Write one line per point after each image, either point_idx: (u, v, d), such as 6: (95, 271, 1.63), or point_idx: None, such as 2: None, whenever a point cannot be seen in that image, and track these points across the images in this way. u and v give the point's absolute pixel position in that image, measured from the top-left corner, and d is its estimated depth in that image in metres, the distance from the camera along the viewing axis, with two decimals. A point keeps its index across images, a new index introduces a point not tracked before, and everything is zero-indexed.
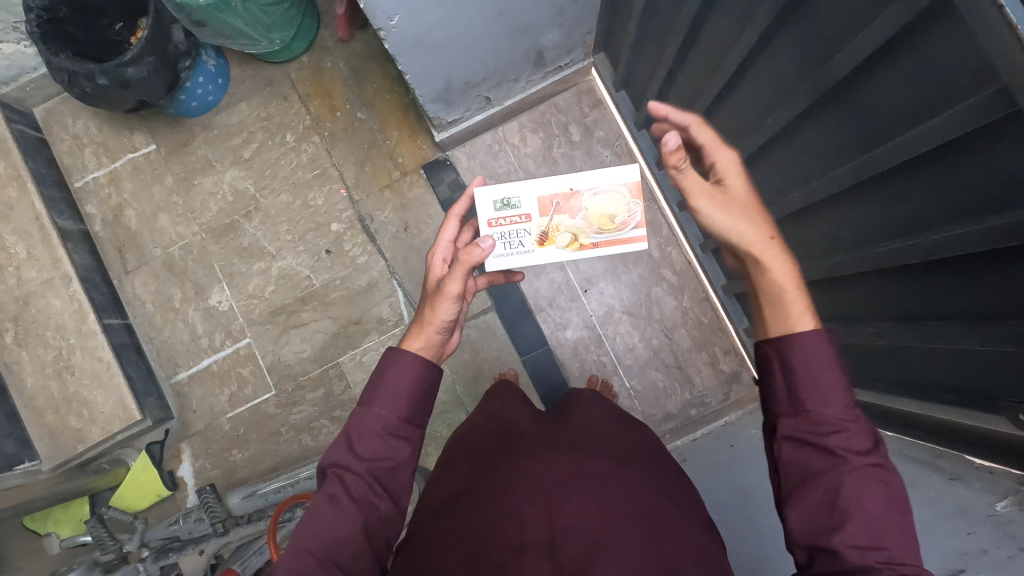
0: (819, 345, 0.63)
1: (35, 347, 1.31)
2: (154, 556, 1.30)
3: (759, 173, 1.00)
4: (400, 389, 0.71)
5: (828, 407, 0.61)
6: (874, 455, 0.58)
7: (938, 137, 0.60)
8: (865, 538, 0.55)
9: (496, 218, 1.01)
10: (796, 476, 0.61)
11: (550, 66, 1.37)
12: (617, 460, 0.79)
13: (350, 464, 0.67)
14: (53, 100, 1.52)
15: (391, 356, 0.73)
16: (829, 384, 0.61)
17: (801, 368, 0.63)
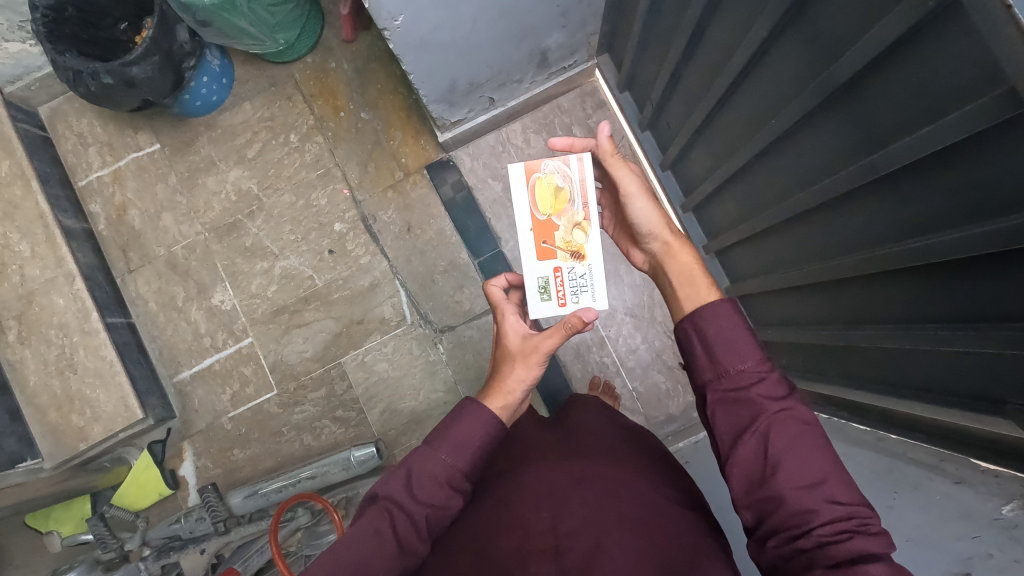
0: (727, 309, 0.70)
1: (38, 345, 1.31)
2: (155, 555, 1.29)
3: (762, 175, 1.01)
4: (468, 439, 0.72)
5: (744, 364, 0.67)
6: (790, 401, 0.64)
7: (945, 138, 0.60)
8: (800, 481, 0.59)
9: (559, 299, 0.94)
10: (729, 436, 0.65)
11: (554, 67, 1.37)
12: (618, 461, 0.78)
13: (405, 500, 0.68)
14: (58, 99, 1.52)
15: (466, 404, 0.74)
16: (741, 341, 0.68)
17: (713, 331, 0.69)
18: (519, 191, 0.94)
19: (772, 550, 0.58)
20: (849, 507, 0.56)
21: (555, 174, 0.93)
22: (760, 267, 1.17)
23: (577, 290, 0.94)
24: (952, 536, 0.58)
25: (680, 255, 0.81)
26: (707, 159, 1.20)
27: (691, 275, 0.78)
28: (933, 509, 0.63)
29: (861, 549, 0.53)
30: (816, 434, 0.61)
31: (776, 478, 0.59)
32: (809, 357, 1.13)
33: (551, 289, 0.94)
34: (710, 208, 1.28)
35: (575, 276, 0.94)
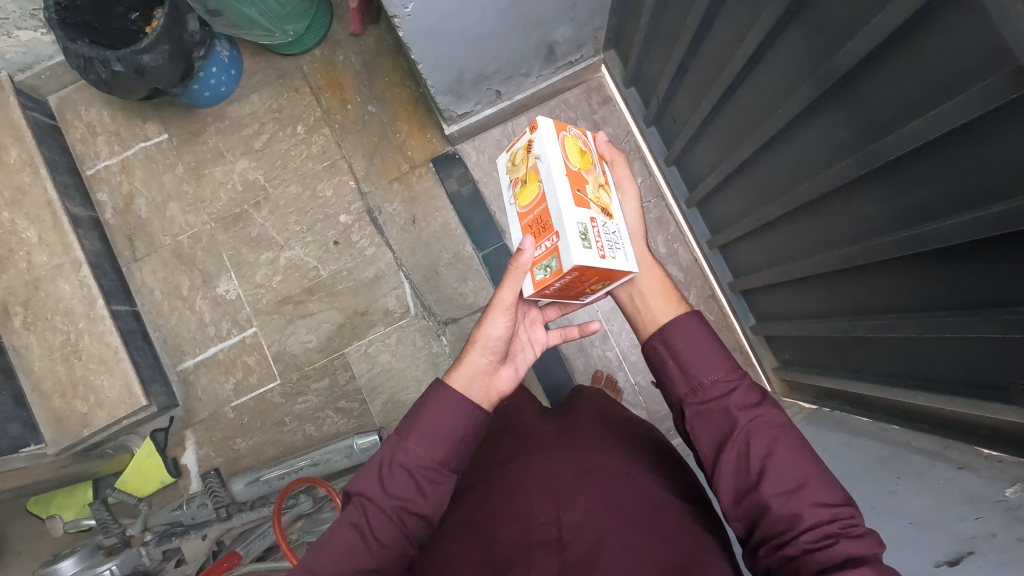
0: (692, 323, 0.71)
1: (43, 331, 1.32)
2: (157, 540, 1.29)
3: (764, 170, 1.02)
4: (440, 427, 0.68)
5: (716, 375, 0.67)
6: (763, 406, 0.64)
7: (950, 121, 0.61)
8: (783, 486, 0.59)
9: (598, 249, 0.72)
10: (711, 448, 0.65)
11: (561, 61, 1.38)
12: (614, 453, 0.78)
13: (377, 495, 0.65)
14: (68, 89, 1.53)
15: (435, 389, 0.70)
16: (709, 352, 0.68)
17: (682, 346, 0.70)
18: (548, 138, 0.75)
19: (763, 560, 0.58)
20: (834, 508, 0.56)
21: (575, 136, 0.80)
22: (762, 263, 1.18)
23: (611, 250, 0.74)
24: (954, 517, 0.58)
25: (652, 267, 0.80)
26: (711, 154, 1.20)
27: (663, 293, 0.77)
28: (936, 493, 0.63)
29: (848, 553, 0.52)
30: (793, 435, 0.62)
31: (762, 486, 0.59)
32: (811, 351, 1.15)
33: (591, 239, 0.71)
34: (714, 203, 1.29)
35: (607, 234, 0.75)
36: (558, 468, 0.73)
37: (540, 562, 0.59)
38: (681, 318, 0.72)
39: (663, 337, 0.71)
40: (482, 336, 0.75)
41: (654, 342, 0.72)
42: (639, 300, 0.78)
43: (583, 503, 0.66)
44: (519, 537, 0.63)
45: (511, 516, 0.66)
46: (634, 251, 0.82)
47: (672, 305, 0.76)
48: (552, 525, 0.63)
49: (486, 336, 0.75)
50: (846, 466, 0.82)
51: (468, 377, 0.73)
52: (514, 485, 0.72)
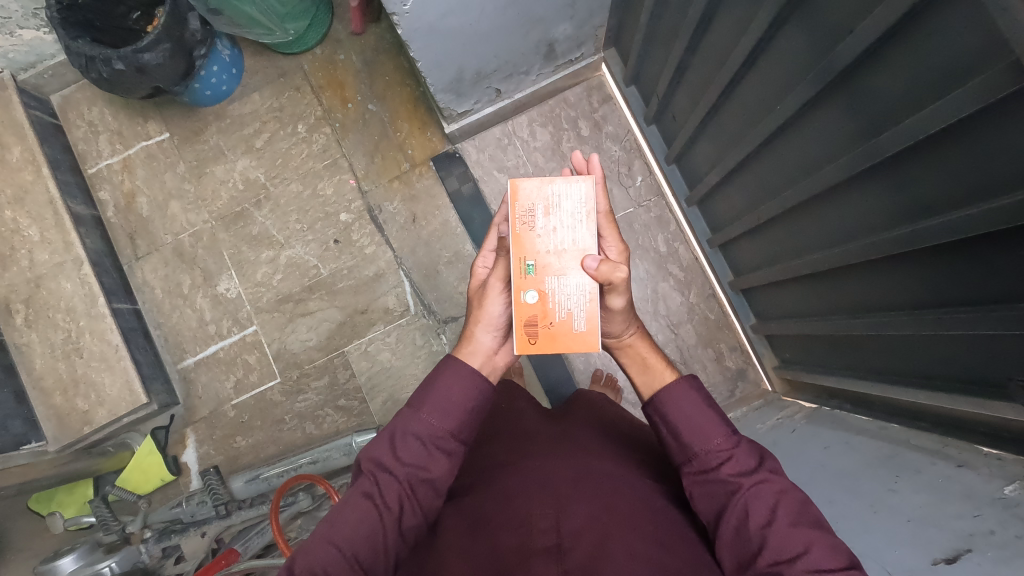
0: (686, 389, 0.71)
1: (45, 329, 1.32)
2: (157, 537, 1.29)
3: (762, 168, 1.02)
4: (455, 402, 0.69)
5: (710, 443, 0.67)
6: (762, 471, 0.64)
7: (950, 113, 0.61)
8: (783, 553, 0.58)
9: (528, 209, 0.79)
10: (711, 514, 0.65)
11: (561, 59, 1.38)
12: (612, 457, 0.76)
13: (390, 463, 0.66)
14: (70, 88, 1.54)
15: (449, 363, 0.71)
16: (703, 422, 0.69)
17: (677, 418, 0.70)
18: None
19: None
20: (835, 573, 0.55)
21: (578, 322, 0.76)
22: (762, 261, 1.18)
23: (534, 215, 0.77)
24: (953, 515, 0.58)
25: (638, 347, 0.78)
26: (711, 151, 1.20)
27: (654, 363, 0.76)
28: (935, 492, 0.63)
29: None
30: (794, 500, 0.61)
31: (761, 554, 0.59)
32: (811, 350, 1.14)
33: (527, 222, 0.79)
34: (714, 202, 1.28)
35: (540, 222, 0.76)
36: (558, 470, 0.71)
37: (540, 570, 0.56)
38: (673, 385, 0.72)
39: (653, 411, 0.72)
40: (484, 313, 0.76)
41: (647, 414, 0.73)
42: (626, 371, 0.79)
43: (584, 505, 0.64)
44: (517, 544, 0.60)
45: (504, 525, 0.64)
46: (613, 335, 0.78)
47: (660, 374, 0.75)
48: (553, 530, 0.60)
49: (488, 312, 0.76)
50: (844, 463, 0.81)
51: (482, 355, 0.74)
52: (510, 488, 0.70)
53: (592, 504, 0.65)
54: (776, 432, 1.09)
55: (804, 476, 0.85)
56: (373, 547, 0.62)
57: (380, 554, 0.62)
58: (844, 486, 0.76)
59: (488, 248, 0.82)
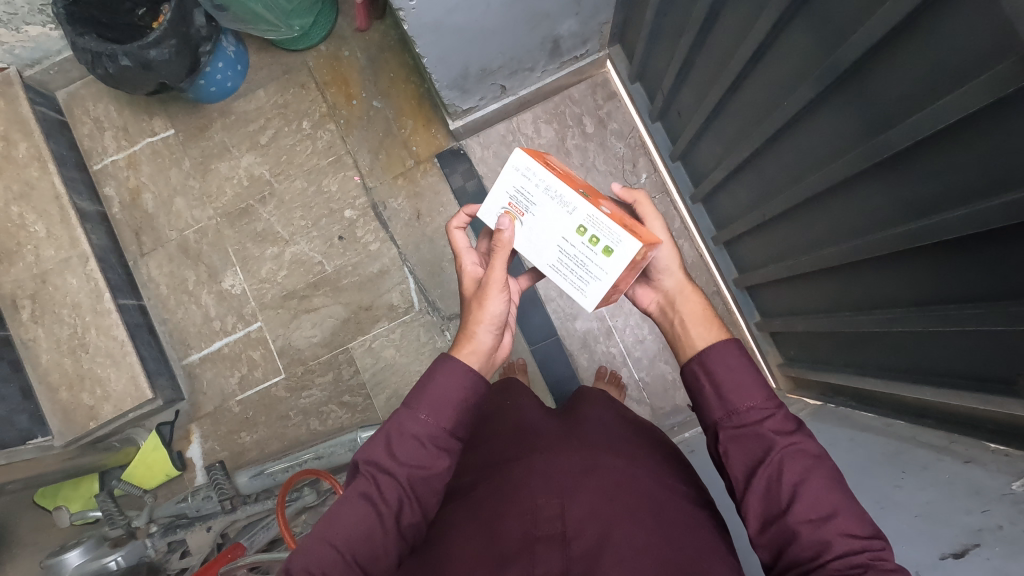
0: (734, 350, 0.69)
1: (51, 324, 1.33)
2: (163, 532, 1.29)
3: (769, 164, 1.02)
4: (448, 397, 0.67)
5: (752, 402, 0.66)
6: (799, 435, 0.63)
7: (959, 109, 0.60)
8: (814, 514, 0.58)
9: None
10: (744, 471, 0.64)
11: (566, 56, 1.37)
12: (617, 449, 0.75)
13: (388, 465, 0.65)
14: (75, 84, 1.54)
15: (443, 360, 0.69)
16: (748, 379, 0.67)
17: (720, 370, 0.68)
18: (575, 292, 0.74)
19: None
20: (862, 540, 0.55)
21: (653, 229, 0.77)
22: (768, 257, 1.17)
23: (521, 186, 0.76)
24: (961, 511, 0.57)
25: (692, 298, 0.77)
26: (716, 148, 1.20)
27: (704, 319, 0.75)
28: (942, 488, 0.63)
29: None
30: (828, 468, 0.61)
31: (790, 511, 0.59)
32: (817, 346, 1.14)
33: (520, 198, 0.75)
34: (719, 198, 1.28)
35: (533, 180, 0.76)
36: (563, 458, 0.71)
37: (545, 559, 0.57)
38: (721, 342, 0.70)
39: (700, 357, 0.70)
40: (482, 315, 0.73)
41: (690, 362, 0.71)
42: (669, 319, 0.79)
43: (588, 496, 0.64)
44: (523, 531, 0.61)
45: (510, 512, 0.64)
46: (662, 281, 0.79)
47: (713, 326, 0.74)
48: (558, 519, 0.61)
49: (488, 314, 0.73)
50: (850, 460, 0.81)
51: (482, 355, 0.72)
52: (515, 476, 0.70)
53: (596, 495, 0.64)
54: None
55: None
56: (372, 548, 0.62)
57: (381, 554, 0.63)
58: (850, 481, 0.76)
59: (467, 249, 0.82)
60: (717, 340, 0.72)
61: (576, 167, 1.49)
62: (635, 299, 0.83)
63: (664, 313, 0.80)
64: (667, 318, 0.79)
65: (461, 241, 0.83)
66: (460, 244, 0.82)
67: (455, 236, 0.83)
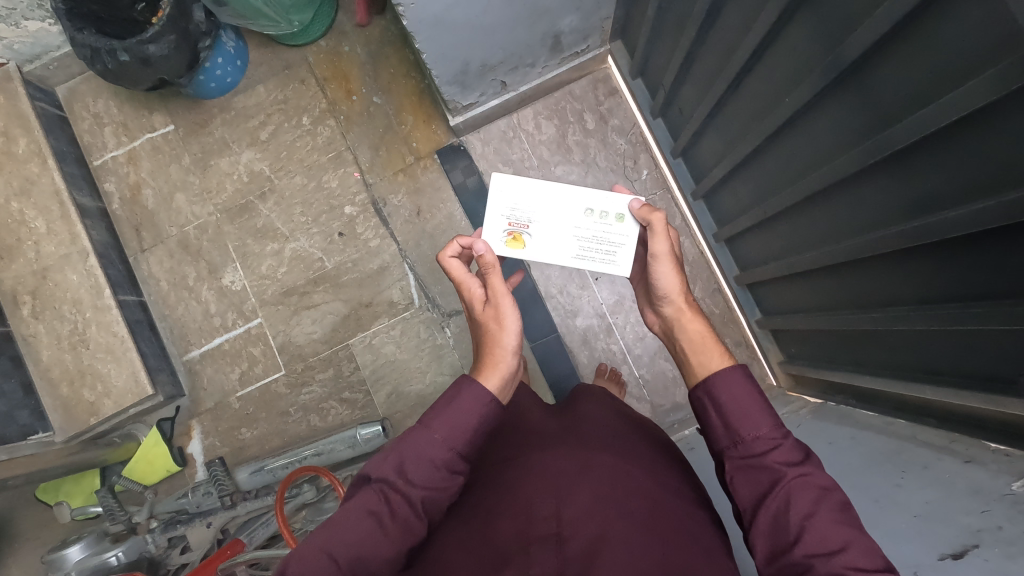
0: (740, 377, 0.68)
1: (52, 320, 1.33)
2: (163, 527, 1.31)
3: (770, 162, 1.01)
4: (465, 421, 0.67)
5: (758, 431, 0.65)
6: (808, 467, 0.62)
7: (961, 106, 0.60)
8: (822, 547, 0.57)
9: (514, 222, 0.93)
10: (751, 502, 0.63)
11: (567, 52, 1.37)
12: (617, 450, 0.74)
13: (399, 483, 0.64)
14: (75, 80, 1.54)
15: (464, 383, 0.69)
16: (755, 408, 0.66)
17: (726, 401, 0.68)
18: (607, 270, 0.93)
19: None
20: (871, 572, 0.54)
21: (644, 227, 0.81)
22: (769, 255, 1.17)
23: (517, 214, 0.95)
24: (961, 510, 0.57)
25: (695, 324, 0.77)
26: (718, 145, 1.19)
27: (707, 346, 0.74)
28: (942, 487, 0.62)
29: None
30: (837, 499, 0.60)
31: (799, 544, 0.58)
32: (817, 344, 1.14)
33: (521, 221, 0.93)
34: (720, 196, 1.28)
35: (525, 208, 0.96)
36: (560, 459, 0.70)
37: (540, 557, 0.57)
38: (726, 370, 0.69)
39: (704, 388, 0.70)
40: (504, 337, 0.74)
41: (697, 391, 0.71)
42: (673, 343, 0.79)
43: (586, 497, 0.63)
44: (518, 532, 0.60)
45: (507, 515, 0.64)
46: (664, 307, 0.80)
47: (716, 354, 0.73)
48: (553, 518, 0.60)
49: (508, 334, 0.74)
50: (849, 459, 0.81)
51: (503, 378, 0.72)
52: (513, 479, 0.69)
53: (594, 497, 0.63)
54: None
55: None
56: (374, 563, 0.61)
57: (382, 566, 0.62)
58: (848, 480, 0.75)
59: (464, 274, 0.79)
60: (722, 368, 0.71)
61: (577, 164, 1.48)
62: (646, 321, 0.86)
63: (669, 337, 0.80)
64: (670, 340, 0.80)
65: (452, 264, 0.80)
66: (455, 270, 0.80)
67: (445, 261, 0.81)
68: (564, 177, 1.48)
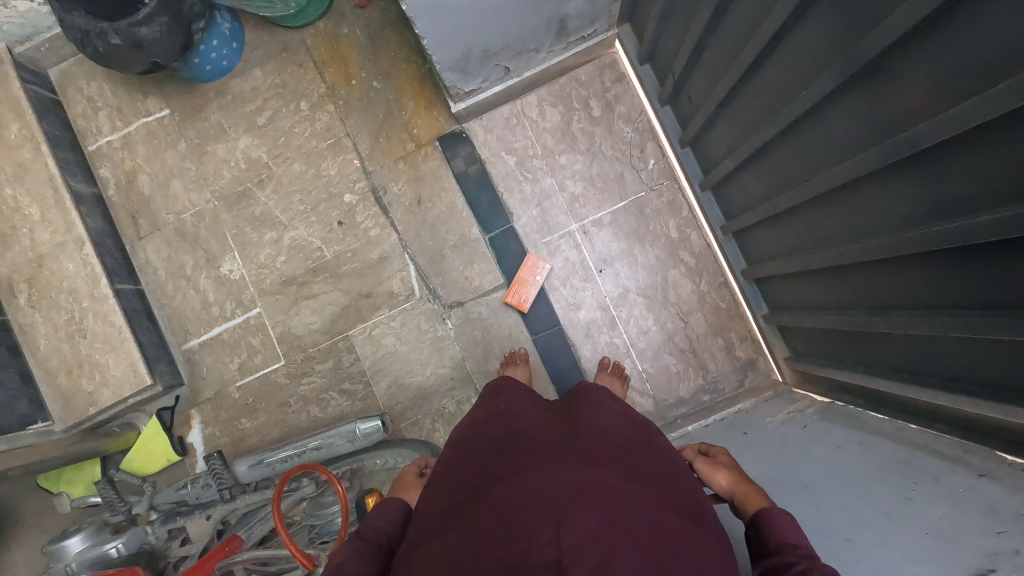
0: (779, 514, 0.65)
1: (48, 309, 1.31)
2: (162, 518, 1.31)
3: (784, 155, 0.97)
4: (398, 513, 0.76)
5: (779, 531, 0.63)
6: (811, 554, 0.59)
7: (996, 108, 0.55)
8: None
9: None
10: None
11: (573, 36, 1.32)
12: (616, 465, 0.71)
13: (365, 544, 0.69)
14: (67, 62, 1.50)
15: (385, 501, 0.78)
16: (778, 519, 0.64)
17: (763, 524, 0.65)
18: None
19: None
20: None
21: None
22: (780, 250, 1.13)
23: None
24: (975, 531, 0.56)
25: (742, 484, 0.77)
26: (729, 136, 1.15)
27: (755, 502, 0.72)
28: (956, 504, 0.61)
29: None
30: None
31: None
32: (827, 343, 1.11)
33: None
34: (730, 188, 1.24)
35: None
36: (557, 472, 0.66)
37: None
38: (766, 512, 0.66)
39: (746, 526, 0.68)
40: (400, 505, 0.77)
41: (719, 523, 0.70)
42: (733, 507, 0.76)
43: (586, 520, 0.60)
44: (513, 560, 0.56)
45: (499, 536, 0.59)
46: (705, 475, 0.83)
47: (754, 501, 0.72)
48: (553, 546, 0.57)
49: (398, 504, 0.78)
50: (857, 465, 0.78)
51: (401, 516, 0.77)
52: (505, 492, 0.65)
53: (595, 521, 0.60)
54: (787, 427, 1.05)
55: (813, 476, 0.81)
56: None
57: None
58: (852, 489, 0.73)
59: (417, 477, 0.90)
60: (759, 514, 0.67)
61: (581, 153, 1.44)
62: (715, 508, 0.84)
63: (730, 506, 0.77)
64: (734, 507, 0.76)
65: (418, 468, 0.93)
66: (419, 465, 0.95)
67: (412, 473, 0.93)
68: (569, 167, 1.44)
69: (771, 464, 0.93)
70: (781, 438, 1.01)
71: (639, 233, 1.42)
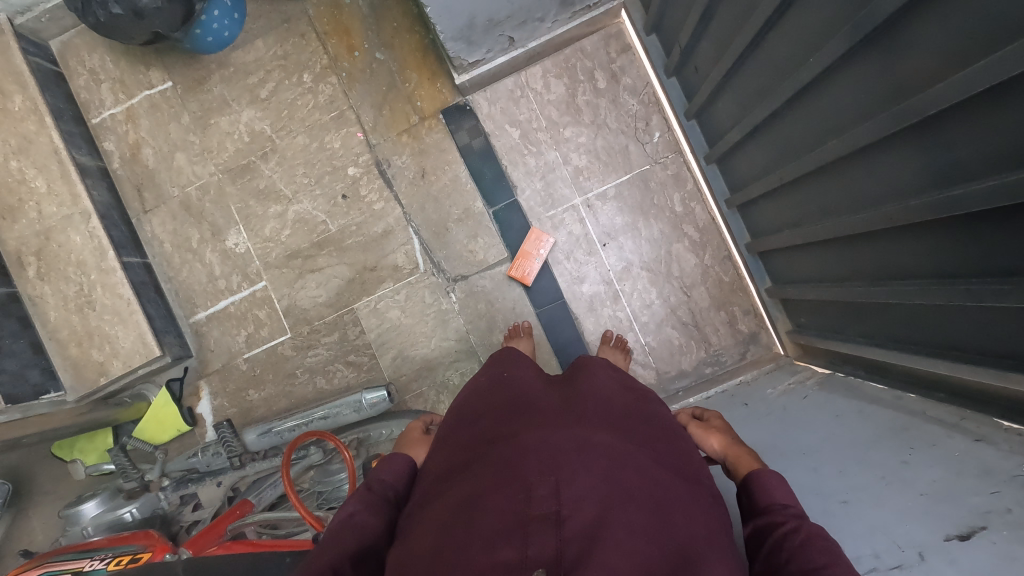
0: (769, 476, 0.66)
1: (57, 282, 1.33)
2: (175, 485, 1.37)
3: (791, 124, 0.96)
4: (403, 468, 0.78)
5: (771, 492, 0.64)
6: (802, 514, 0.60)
7: (1002, 72, 0.55)
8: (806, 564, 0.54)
9: None
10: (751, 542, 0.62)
11: (578, 5, 1.30)
12: (614, 429, 0.72)
13: (371, 497, 0.71)
14: (68, 33, 1.48)
15: (391, 455, 0.80)
16: (769, 481, 0.66)
17: (755, 485, 0.66)
18: None
19: None
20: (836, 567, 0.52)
21: None
22: (785, 221, 1.13)
23: None
24: (969, 491, 0.58)
25: (735, 447, 0.78)
26: (735, 107, 1.14)
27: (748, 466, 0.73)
28: (951, 466, 0.62)
29: None
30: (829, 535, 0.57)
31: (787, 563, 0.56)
32: (829, 314, 1.11)
33: None
34: (735, 160, 1.23)
35: None
36: (556, 433, 0.67)
37: (539, 539, 0.55)
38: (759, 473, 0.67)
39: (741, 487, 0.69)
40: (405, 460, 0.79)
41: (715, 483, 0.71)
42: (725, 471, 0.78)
43: (585, 477, 0.61)
44: (513, 512, 0.58)
45: (500, 490, 0.61)
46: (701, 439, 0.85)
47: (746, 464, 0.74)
48: (552, 499, 0.58)
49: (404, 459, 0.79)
50: (855, 432, 0.79)
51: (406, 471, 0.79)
52: (506, 452, 0.66)
53: (594, 479, 0.62)
54: (787, 398, 1.06)
55: (812, 443, 0.83)
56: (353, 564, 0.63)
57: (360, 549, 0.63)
58: (850, 454, 0.74)
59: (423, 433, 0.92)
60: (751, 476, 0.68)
61: (586, 125, 1.43)
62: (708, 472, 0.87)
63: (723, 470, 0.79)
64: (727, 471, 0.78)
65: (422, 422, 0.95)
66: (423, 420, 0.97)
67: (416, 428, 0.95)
68: (573, 140, 1.43)
69: (770, 433, 0.94)
70: (781, 409, 1.02)
71: (644, 207, 1.42)
